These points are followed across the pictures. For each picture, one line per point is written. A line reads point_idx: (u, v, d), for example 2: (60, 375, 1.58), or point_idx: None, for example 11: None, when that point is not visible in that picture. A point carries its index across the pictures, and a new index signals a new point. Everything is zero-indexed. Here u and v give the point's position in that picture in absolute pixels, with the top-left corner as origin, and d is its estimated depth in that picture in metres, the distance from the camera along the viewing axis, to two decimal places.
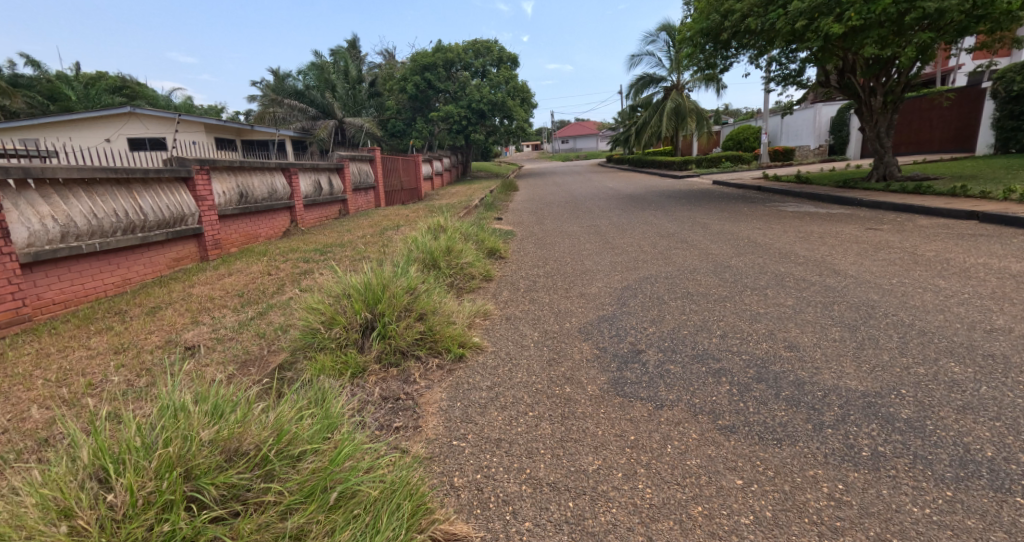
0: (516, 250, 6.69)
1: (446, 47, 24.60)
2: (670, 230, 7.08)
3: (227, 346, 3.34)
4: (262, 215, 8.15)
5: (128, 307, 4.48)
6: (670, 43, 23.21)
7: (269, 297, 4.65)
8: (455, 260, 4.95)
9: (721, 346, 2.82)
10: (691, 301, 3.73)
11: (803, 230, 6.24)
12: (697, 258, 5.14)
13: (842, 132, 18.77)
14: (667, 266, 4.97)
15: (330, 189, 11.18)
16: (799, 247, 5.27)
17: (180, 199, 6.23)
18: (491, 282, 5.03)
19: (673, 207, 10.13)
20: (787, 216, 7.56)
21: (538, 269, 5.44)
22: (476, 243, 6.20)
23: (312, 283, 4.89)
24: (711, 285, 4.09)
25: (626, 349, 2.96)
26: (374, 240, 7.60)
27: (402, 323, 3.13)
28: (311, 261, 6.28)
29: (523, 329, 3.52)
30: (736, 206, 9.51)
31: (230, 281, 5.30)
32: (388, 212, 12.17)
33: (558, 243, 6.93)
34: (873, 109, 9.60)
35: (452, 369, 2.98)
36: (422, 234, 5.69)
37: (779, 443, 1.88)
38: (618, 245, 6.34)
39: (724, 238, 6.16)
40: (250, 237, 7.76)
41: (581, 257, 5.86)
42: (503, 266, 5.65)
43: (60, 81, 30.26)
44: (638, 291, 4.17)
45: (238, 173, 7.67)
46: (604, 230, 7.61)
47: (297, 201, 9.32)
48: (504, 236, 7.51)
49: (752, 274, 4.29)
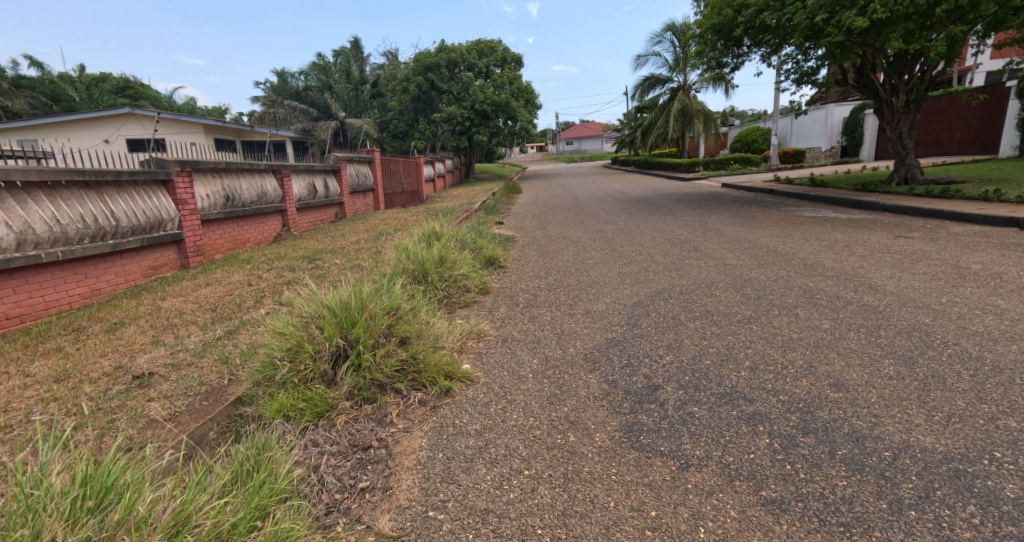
0: (517, 258, 6.27)
1: (449, 47, 24.20)
2: (681, 237, 6.64)
3: (180, 375, 2.92)
4: (250, 219, 7.77)
5: (89, 322, 4.08)
6: (677, 43, 22.75)
7: (244, 313, 4.24)
8: (449, 271, 4.54)
9: (753, 381, 2.39)
10: (711, 322, 3.30)
11: (826, 238, 5.80)
12: (714, 270, 4.71)
13: (854, 132, 18.35)
14: (680, 278, 4.54)
15: (326, 191, 10.81)
16: (825, 257, 4.83)
17: (158, 202, 5.84)
18: (488, 295, 4.62)
19: (683, 211, 9.70)
20: (806, 222, 7.11)
21: (540, 280, 5.02)
22: (474, 252, 5.79)
23: (292, 297, 4.48)
24: (732, 302, 3.66)
25: (640, 384, 2.53)
26: (367, 246, 7.20)
27: (379, 351, 2.71)
28: (297, 269, 5.89)
29: (521, 355, 3.11)
30: (749, 211, 9.05)
31: (205, 294, 4.90)
32: (386, 216, 11.75)
33: (562, 251, 6.51)
34: (894, 109, 9.15)
35: (436, 407, 2.56)
36: (415, 242, 5.29)
37: (848, 534, 1.44)
38: (626, 253, 5.92)
39: (740, 246, 5.73)
40: (237, 242, 7.39)
41: (586, 267, 5.43)
42: (501, 277, 5.24)
43: (63, 82, 30.02)
44: (650, 308, 3.75)
45: (224, 175, 7.29)
46: (611, 237, 7.18)
47: (288, 203, 8.93)
48: (505, 243, 7.10)
49: (778, 290, 3.86)
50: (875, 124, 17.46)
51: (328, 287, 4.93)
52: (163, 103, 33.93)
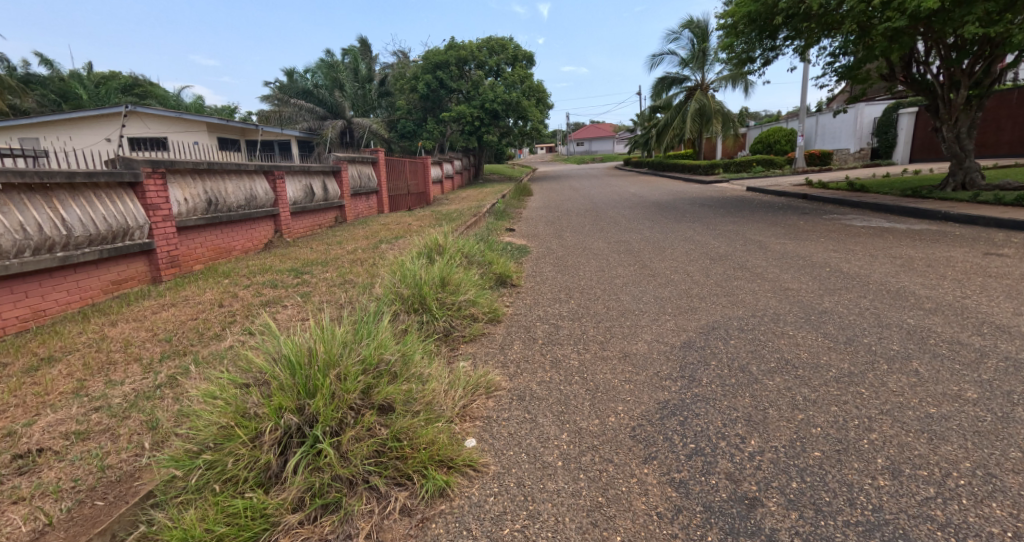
0: (532, 273, 5.49)
1: (459, 44, 23.47)
2: (721, 252, 5.81)
3: (80, 453, 2.09)
4: (237, 224, 7.05)
5: (13, 357, 3.32)
6: (694, 40, 21.80)
7: (204, 347, 3.45)
8: (452, 296, 3.76)
9: (910, 504, 1.57)
10: (801, 379, 2.47)
11: (896, 255, 5.00)
12: (774, 297, 3.91)
13: (887, 133, 17.71)
14: (738, 307, 3.72)
15: (325, 194, 10.08)
16: (908, 282, 4.01)
17: (123, 208, 5.10)
18: (499, 324, 3.85)
19: (712, 218, 8.86)
20: (860, 234, 6.27)
21: (561, 304, 4.26)
22: (483, 268, 5.03)
23: (263, 326, 3.69)
24: (816, 348, 2.83)
25: (728, 497, 1.72)
26: (365, 258, 6.49)
27: (348, 432, 1.92)
28: (281, 286, 5.15)
29: (545, 426, 2.32)
30: (789, 219, 8.17)
31: (167, 317, 4.14)
32: (388, 220, 11.00)
33: (583, 266, 5.72)
34: (954, 107, 8.52)
35: (425, 521, 1.78)
36: (414, 259, 4.53)
37: None
38: (659, 270, 5.15)
39: (795, 264, 4.91)
40: (221, 251, 6.66)
41: (614, 287, 4.64)
42: (515, 299, 4.47)
43: (71, 78, 29.60)
44: (709, 352, 2.95)
45: (206, 177, 6.55)
46: (638, 248, 6.37)
47: (281, 207, 8.18)
48: (519, 256, 6.32)
49: (868, 328, 3.07)
50: (911, 123, 17.01)
51: (310, 313, 4.16)
52: (171, 101, 33.42)
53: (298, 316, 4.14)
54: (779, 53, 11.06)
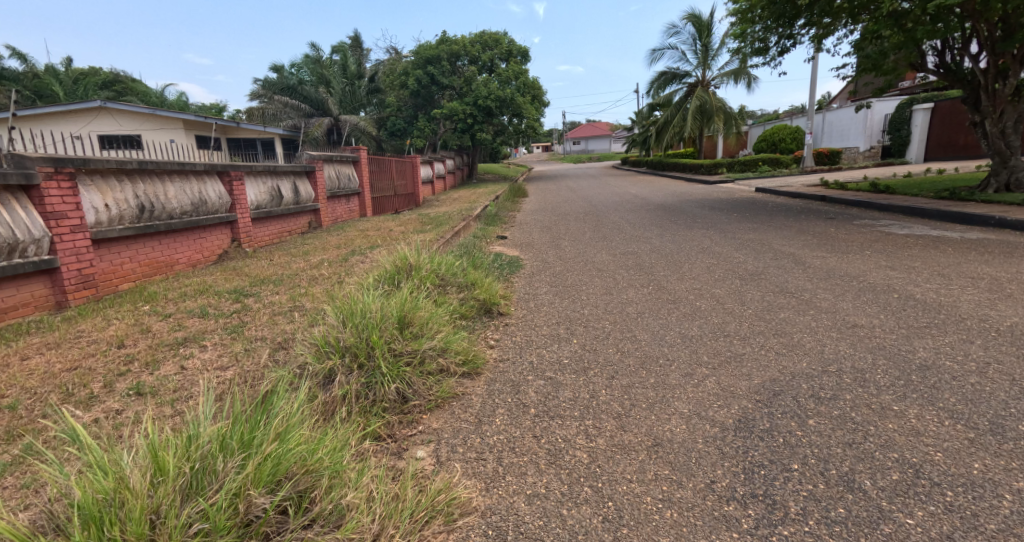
0: (524, 296, 4.53)
1: (451, 38, 22.44)
2: (750, 269, 4.90)
3: None
4: (181, 233, 6.04)
5: None
6: (696, 35, 20.82)
7: (54, 423, 2.40)
8: (414, 344, 2.78)
9: None
10: (959, 515, 1.52)
11: (972, 273, 4.11)
12: (842, 339, 2.98)
13: (900, 130, 16.93)
14: (802, 359, 2.76)
15: (296, 197, 9.07)
16: (1018, 317, 3.07)
17: (10, 217, 4.03)
18: (476, 379, 2.90)
19: (727, 224, 7.93)
20: (911, 247, 5.36)
21: (560, 347, 3.31)
22: (461, 291, 4.09)
23: (147, 394, 2.67)
24: (949, 442, 1.86)
25: None
26: (328, 275, 5.53)
27: None
28: (213, 314, 4.15)
29: None
30: (817, 226, 7.24)
31: (41, 363, 3.10)
32: (368, 225, 10.02)
33: (586, 286, 4.76)
34: (999, 98, 7.77)
35: None
36: (371, 286, 3.57)
37: None
38: (680, 295, 4.21)
39: (850, 289, 3.98)
40: (159, 265, 5.66)
41: (628, 320, 3.70)
42: (501, 338, 3.52)
43: (47, 75, 28.24)
44: (782, 442, 1.98)
45: (138, 178, 5.51)
46: (649, 263, 5.42)
47: (239, 212, 7.15)
48: (510, 273, 5.37)
49: (1014, 400, 2.13)
50: (925, 120, 16.20)
51: (232, 362, 3.15)
52: (153, 98, 32.11)
53: (216, 364, 3.13)
54: (796, 42, 10.11)
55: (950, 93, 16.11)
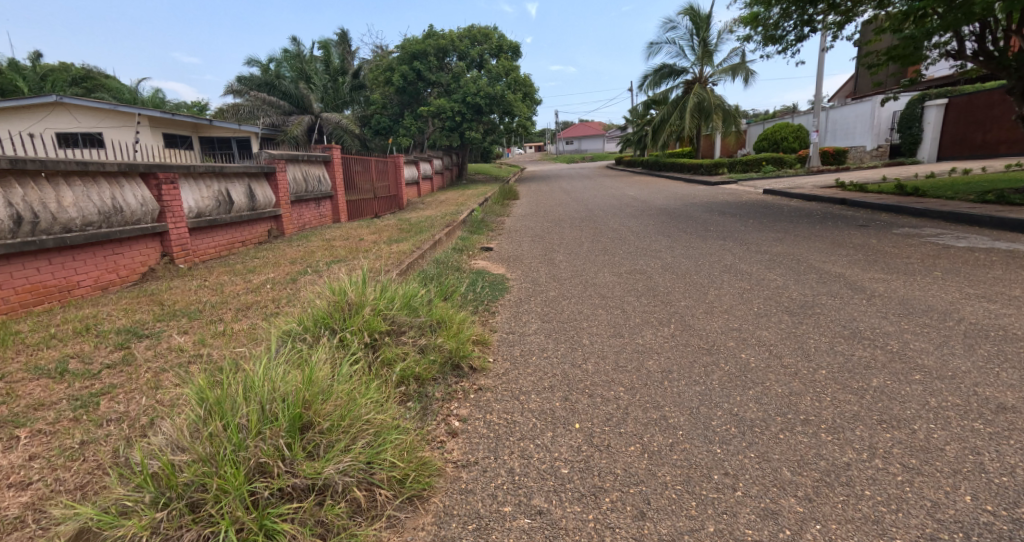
0: (508, 339, 3.41)
1: (439, 32, 21.29)
2: (797, 298, 3.83)
3: None
4: (87, 248, 4.87)
5: None
6: (694, 31, 19.89)
7: None
8: (309, 467, 1.64)
9: None
10: None
11: None
12: (997, 439, 1.90)
13: (911, 128, 15.92)
14: (960, 485, 1.68)
15: (252, 202, 7.88)
16: None
17: None
18: (419, 512, 1.77)
19: (746, 232, 6.88)
20: (988, 266, 4.34)
21: (555, 438, 2.19)
22: (420, 336, 2.97)
23: None
24: None
25: None
26: (262, 303, 4.39)
27: None
28: (75, 367, 2.98)
29: None
30: (852, 236, 6.20)
31: None
32: (337, 233, 8.87)
33: (588, 321, 3.66)
34: None
35: None
36: (277, 341, 2.42)
37: None
38: (717, 341, 3.10)
39: (952, 334, 2.92)
40: (50, 290, 4.49)
41: (654, 386, 2.60)
42: (470, 419, 2.39)
43: (12, 72, 26.66)
44: None
45: (17, 181, 4.34)
46: (665, 288, 4.34)
47: (171, 222, 5.96)
48: (491, 300, 4.26)
49: None
50: (938, 117, 15.30)
51: (37, 475, 1.93)
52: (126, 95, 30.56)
53: (8, 481, 1.91)
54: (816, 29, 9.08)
55: (966, 89, 15.22)
